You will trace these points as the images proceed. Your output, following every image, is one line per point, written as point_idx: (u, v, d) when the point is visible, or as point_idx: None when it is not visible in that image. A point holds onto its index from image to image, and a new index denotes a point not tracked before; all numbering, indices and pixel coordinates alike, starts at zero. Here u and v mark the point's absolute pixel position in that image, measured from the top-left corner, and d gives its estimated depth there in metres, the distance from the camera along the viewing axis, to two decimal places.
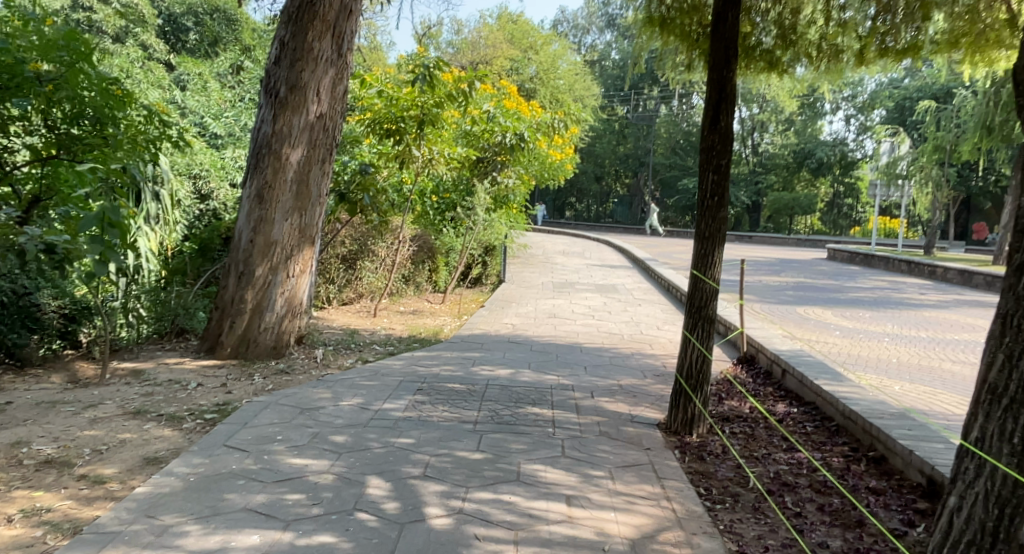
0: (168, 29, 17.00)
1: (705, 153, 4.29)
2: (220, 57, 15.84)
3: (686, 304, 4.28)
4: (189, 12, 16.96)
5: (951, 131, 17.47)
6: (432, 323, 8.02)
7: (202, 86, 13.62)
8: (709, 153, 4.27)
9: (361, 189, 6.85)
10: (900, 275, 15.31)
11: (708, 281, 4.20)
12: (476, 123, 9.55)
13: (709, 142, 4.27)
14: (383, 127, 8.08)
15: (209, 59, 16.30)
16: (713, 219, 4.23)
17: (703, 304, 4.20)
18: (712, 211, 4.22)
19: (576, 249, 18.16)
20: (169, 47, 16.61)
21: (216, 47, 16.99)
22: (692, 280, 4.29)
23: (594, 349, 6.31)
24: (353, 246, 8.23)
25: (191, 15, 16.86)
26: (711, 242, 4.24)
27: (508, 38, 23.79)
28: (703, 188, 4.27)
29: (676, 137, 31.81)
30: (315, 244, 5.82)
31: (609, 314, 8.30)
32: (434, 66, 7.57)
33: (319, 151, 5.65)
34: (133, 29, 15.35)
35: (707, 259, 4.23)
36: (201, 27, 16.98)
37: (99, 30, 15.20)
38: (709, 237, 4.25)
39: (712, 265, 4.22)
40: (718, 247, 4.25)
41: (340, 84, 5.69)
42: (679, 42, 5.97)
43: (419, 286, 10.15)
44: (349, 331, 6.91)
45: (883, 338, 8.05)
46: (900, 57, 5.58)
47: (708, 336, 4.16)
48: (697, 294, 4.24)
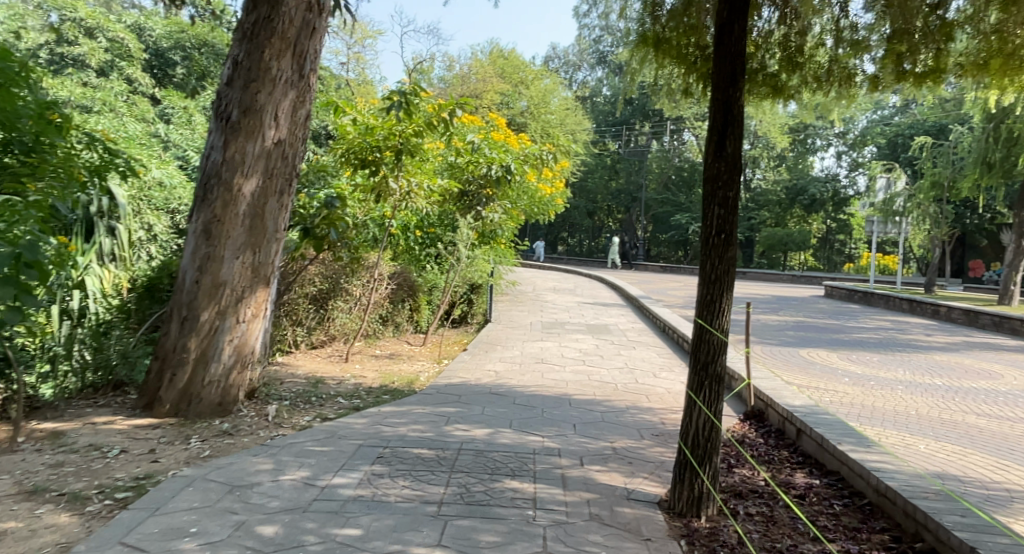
0: (155, 63, 16.24)
1: (707, 182, 3.75)
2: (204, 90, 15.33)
3: (690, 358, 3.70)
4: (177, 46, 16.22)
5: (949, 167, 17.21)
6: (408, 369, 7.33)
7: (182, 120, 13.15)
8: (715, 182, 3.71)
9: (328, 223, 6.14)
10: (903, 315, 14.75)
11: (715, 332, 3.60)
12: (461, 155, 9.06)
13: (714, 170, 3.72)
14: (357, 158, 7.62)
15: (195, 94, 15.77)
16: (720, 259, 3.67)
17: (710, 359, 3.60)
18: (719, 249, 3.66)
19: (567, 286, 17.56)
20: (156, 81, 15.98)
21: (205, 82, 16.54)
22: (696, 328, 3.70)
23: (584, 403, 5.65)
24: (324, 284, 7.58)
25: (179, 49, 16.17)
26: (718, 286, 3.68)
27: (499, 73, 23.45)
28: (707, 224, 3.73)
29: (669, 172, 31.56)
30: (271, 285, 5.20)
31: (601, 359, 7.65)
32: (411, 92, 7.08)
33: (276, 182, 5.09)
34: (118, 63, 14.85)
35: (713, 306, 3.64)
36: (189, 62, 16.30)
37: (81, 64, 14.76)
38: (717, 281, 3.68)
39: (720, 314, 3.63)
40: (727, 291, 3.68)
41: (301, 109, 5.17)
42: (676, 65, 5.49)
43: (399, 327, 9.45)
44: (313, 381, 6.20)
45: (896, 385, 7.46)
46: (921, 82, 5.05)
47: (717, 398, 3.55)
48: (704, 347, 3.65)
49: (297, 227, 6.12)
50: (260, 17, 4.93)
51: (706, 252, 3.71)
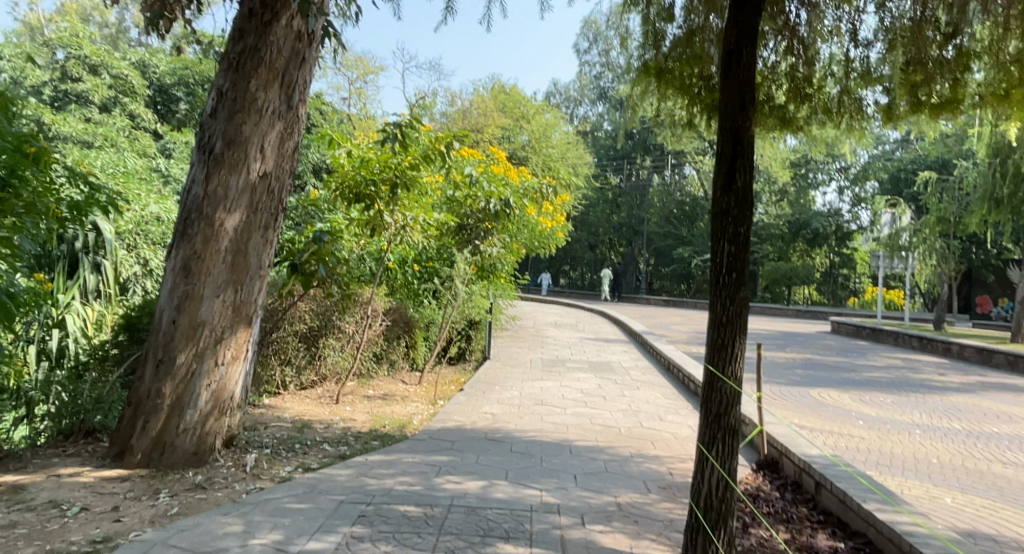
0: (159, 99, 16.53)
1: (716, 217, 3.49)
2: None
3: (701, 408, 3.41)
4: (181, 82, 16.40)
5: (955, 203, 17.06)
6: (402, 412, 6.99)
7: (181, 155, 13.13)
8: (724, 218, 3.45)
9: (317, 259, 5.83)
10: (913, 352, 14.45)
11: (728, 381, 3.31)
12: (459, 189, 8.84)
13: (723, 205, 3.46)
14: (351, 192, 7.42)
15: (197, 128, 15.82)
16: (731, 300, 3.38)
17: (724, 410, 3.32)
18: (731, 289, 3.39)
19: (569, 322, 17.26)
20: (159, 117, 16.10)
21: None
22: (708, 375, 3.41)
23: (587, 450, 5.31)
24: (315, 321, 7.29)
25: (182, 86, 16.36)
26: (730, 329, 3.38)
27: (500, 108, 23.53)
28: (718, 262, 3.46)
29: (670, 207, 31.51)
30: (253, 325, 4.92)
31: (604, 401, 7.31)
32: (407, 123, 6.88)
33: (261, 216, 4.84)
34: (122, 99, 15.10)
35: (725, 351, 3.36)
36: (192, 98, 16.45)
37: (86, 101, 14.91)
38: (729, 324, 3.39)
39: (732, 360, 3.35)
40: (740, 334, 3.39)
41: (288, 141, 4.95)
42: (679, 96, 5.26)
43: (394, 365, 9.12)
44: (299, 426, 5.88)
45: (913, 430, 7.09)
46: (938, 113, 4.82)
47: (730, 454, 3.29)
48: (716, 396, 3.35)
49: (284, 264, 5.83)
50: (247, 46, 4.73)
51: (716, 292, 3.44)
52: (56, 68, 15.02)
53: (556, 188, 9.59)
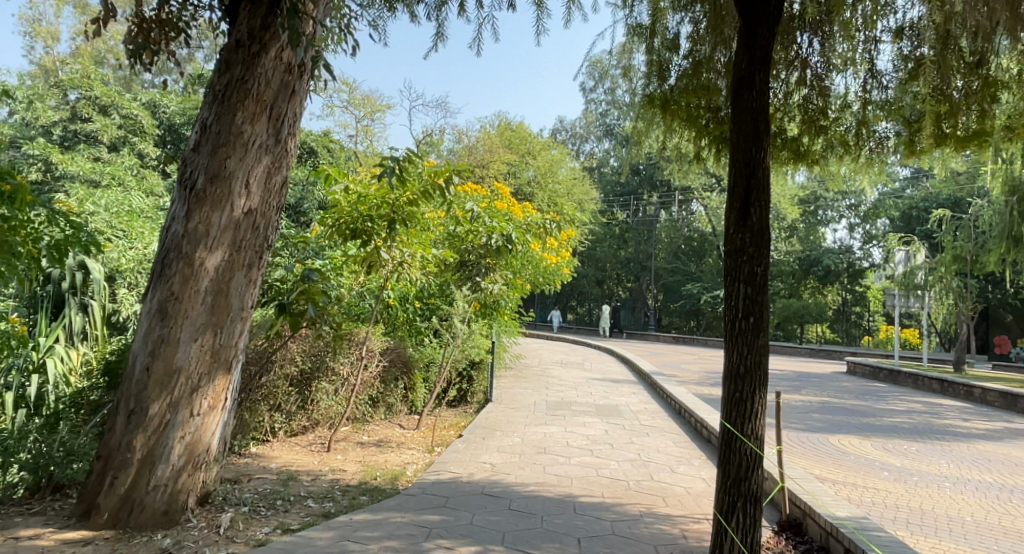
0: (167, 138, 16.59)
1: (728, 256, 3.18)
2: None
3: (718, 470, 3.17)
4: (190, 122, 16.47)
5: (971, 241, 16.75)
6: (396, 461, 6.63)
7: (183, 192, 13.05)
8: (737, 256, 3.15)
9: (307, 299, 5.50)
10: (934, 396, 14.15)
11: (748, 442, 3.04)
12: (461, 224, 8.58)
13: (736, 243, 3.16)
14: (347, 229, 7.19)
15: None
16: (749, 348, 3.08)
17: (744, 475, 3.05)
18: (748, 335, 3.08)
19: (576, 360, 16.89)
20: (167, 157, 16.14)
21: None
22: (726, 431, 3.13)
23: (592, 508, 4.95)
24: (307, 363, 6.97)
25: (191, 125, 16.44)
26: (748, 381, 3.07)
27: (506, 144, 23.49)
28: (734, 305, 3.14)
29: (678, 242, 31.23)
30: (233, 371, 4.59)
31: (612, 449, 6.94)
32: (405, 158, 6.66)
33: (244, 256, 4.53)
34: (131, 138, 15.24)
35: (743, 406, 3.07)
36: None
37: (95, 140, 14.96)
38: (747, 375, 3.08)
39: (751, 417, 3.07)
40: (760, 385, 3.09)
41: (276, 175, 4.65)
42: (686, 128, 4.96)
43: (391, 408, 8.75)
44: (283, 479, 5.54)
45: (942, 483, 7.18)
46: (964, 146, 4.46)
47: (753, 523, 3.06)
48: (735, 458, 3.10)
49: (271, 303, 5.48)
50: (233, 77, 4.44)
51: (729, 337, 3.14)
52: (66, 108, 15.20)
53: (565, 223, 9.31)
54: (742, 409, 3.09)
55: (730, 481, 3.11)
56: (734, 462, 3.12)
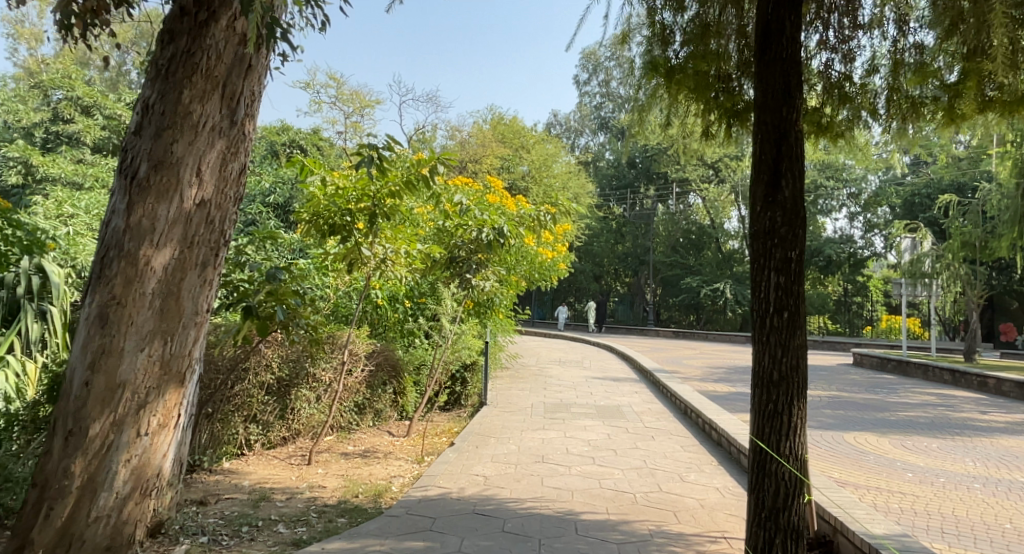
0: None
1: (756, 237, 2.85)
2: None
3: (750, 499, 2.93)
4: None
5: (979, 227, 16.25)
6: (381, 473, 6.12)
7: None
8: (766, 237, 2.82)
9: (275, 301, 4.97)
10: (946, 388, 13.69)
11: (786, 464, 2.81)
12: (448, 219, 8.06)
13: (766, 223, 2.82)
14: (325, 225, 6.67)
15: None
16: (783, 351, 2.79)
17: (783, 504, 2.84)
18: (783, 335, 2.78)
19: (575, 358, 16.41)
20: None
21: None
22: (760, 453, 2.89)
23: (595, 526, 4.44)
24: (284, 370, 6.44)
25: None
26: (784, 391, 2.80)
27: (500, 139, 22.94)
28: (764, 298, 2.83)
29: (676, 236, 30.70)
30: (187, 384, 4.07)
31: (616, 455, 6.44)
32: (384, 147, 6.12)
33: (197, 253, 3.99)
34: (115, 140, 14.74)
35: (778, 420, 2.81)
36: None
37: (76, 142, 14.45)
38: (782, 382, 2.80)
39: (790, 436, 2.81)
40: (797, 397, 2.81)
41: (232, 163, 4.11)
42: (693, 100, 4.45)
43: (380, 414, 8.22)
44: (254, 500, 5.04)
45: (970, 484, 6.70)
46: (1012, 113, 3.89)
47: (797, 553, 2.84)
48: (770, 485, 2.86)
49: (237, 305, 4.88)
50: (178, 51, 3.88)
51: (759, 338, 2.85)
52: (47, 108, 14.74)
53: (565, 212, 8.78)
54: (775, 423, 2.83)
55: (765, 513, 2.88)
56: (769, 490, 2.88)
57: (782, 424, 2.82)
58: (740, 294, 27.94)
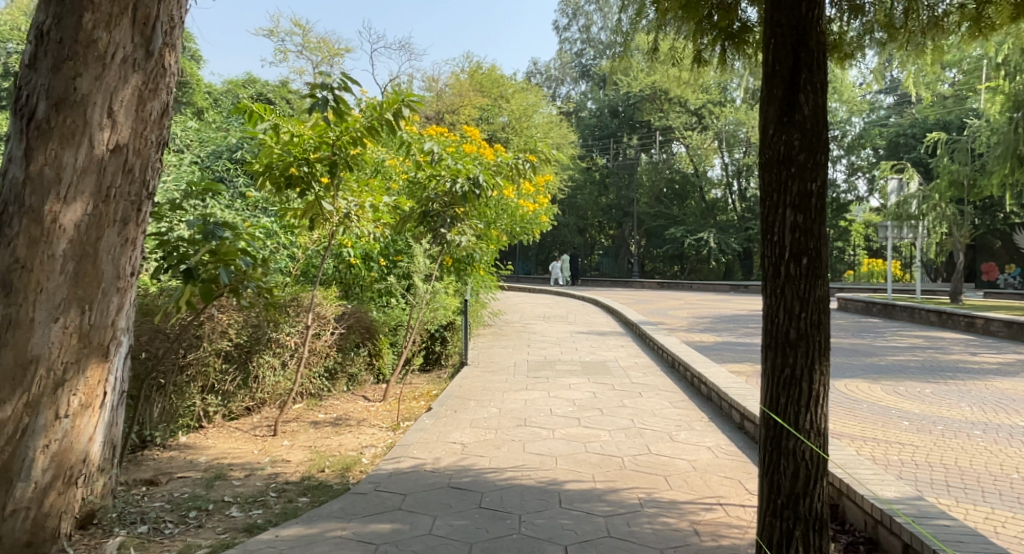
0: None
1: (768, 166, 2.43)
2: None
3: (765, 484, 2.58)
4: None
5: (967, 164, 15.88)
6: (352, 443, 5.71)
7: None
8: (780, 164, 2.40)
9: (219, 262, 4.45)
10: (933, 329, 13.51)
11: (807, 441, 2.45)
12: (420, 170, 7.50)
13: (781, 149, 2.39)
14: (282, 177, 6.09)
15: None
16: (801, 302, 2.38)
17: (806, 487, 2.49)
18: (801, 286, 2.38)
19: (560, 313, 16.10)
20: None
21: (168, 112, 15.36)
22: (776, 427, 2.52)
23: (581, 496, 4.05)
24: (244, 335, 5.95)
25: None
26: (803, 351, 2.40)
27: (478, 88, 22.05)
28: (777, 241, 2.42)
29: (660, 185, 30.21)
30: (112, 358, 3.58)
31: (602, 415, 6.07)
32: (339, 87, 5.52)
33: (115, 208, 3.46)
34: None
35: (795, 387, 2.43)
36: None
37: None
38: (801, 342, 2.40)
39: (810, 408, 2.45)
40: (818, 360, 2.42)
41: (151, 102, 3.54)
42: (685, 19, 3.91)
43: (354, 378, 7.80)
44: (208, 479, 4.61)
45: (971, 431, 6.41)
46: None
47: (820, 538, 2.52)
48: (788, 467, 2.51)
49: (176, 268, 4.37)
50: None
51: (770, 290, 2.45)
52: None
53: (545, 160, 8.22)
54: (791, 391, 2.45)
55: (782, 500, 2.53)
56: (787, 473, 2.53)
57: (800, 393, 2.44)
58: (724, 243, 27.71)
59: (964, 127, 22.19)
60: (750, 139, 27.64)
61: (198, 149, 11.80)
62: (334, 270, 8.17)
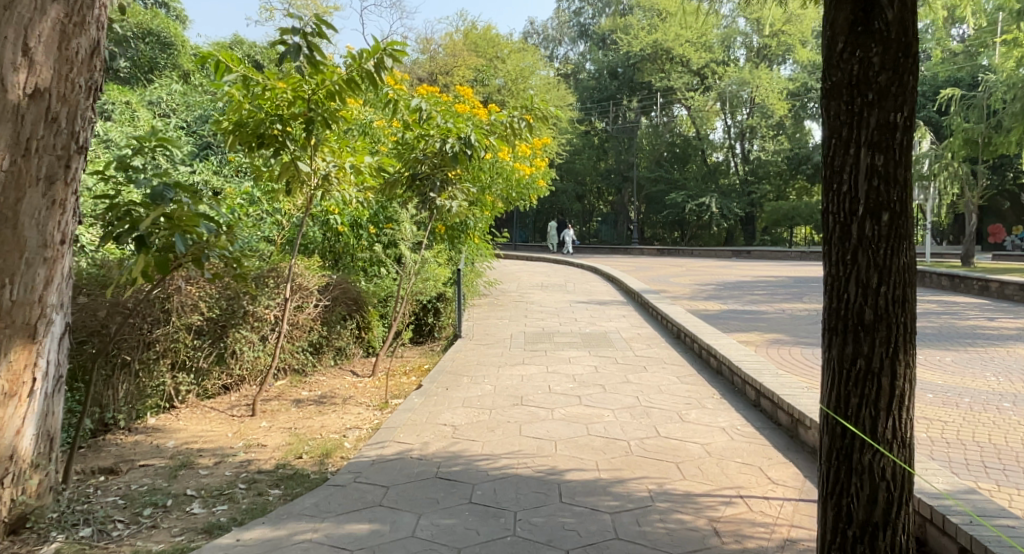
0: None
1: (836, 93, 2.10)
2: (147, 84, 13.54)
3: (833, 509, 2.24)
4: None
5: (983, 122, 15.24)
6: (334, 425, 5.26)
7: (105, 113, 11.29)
8: (851, 90, 2.06)
9: (175, 230, 3.91)
10: (944, 294, 13.07)
11: (888, 456, 2.14)
12: (408, 130, 6.92)
13: (854, 70, 2.05)
14: (248, 137, 5.51)
15: (141, 86, 13.96)
16: (879, 267, 2.05)
17: (886, 511, 2.16)
18: (880, 250, 2.04)
19: (558, 281, 15.67)
20: None
21: (153, 75, 14.69)
22: (846, 436, 2.18)
23: (584, 489, 3.61)
24: (217, 308, 5.49)
25: None
26: (880, 335, 2.07)
27: (473, 48, 21.30)
28: (848, 192, 2.08)
29: (661, 149, 29.58)
30: (42, 339, 3.09)
31: (605, 392, 5.62)
32: (312, 32, 4.93)
33: (36, 163, 2.95)
34: None
35: (871, 381, 2.10)
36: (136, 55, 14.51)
37: None
38: (880, 323, 2.07)
39: (892, 413, 2.12)
40: (900, 349, 2.08)
41: (76, 38, 3.04)
42: None
43: (342, 352, 7.36)
44: (172, 468, 4.16)
45: (999, 404, 5.97)
46: None
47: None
48: (861, 486, 2.18)
49: (126, 236, 3.85)
50: None
51: (838, 255, 2.12)
52: None
53: (544, 121, 7.63)
54: (866, 389, 2.11)
55: (854, 529, 2.19)
56: (861, 495, 2.19)
57: (877, 392, 2.10)
58: (725, 207, 27.21)
59: (976, 84, 21.50)
60: (754, 100, 26.87)
61: (182, 113, 11.23)
62: (322, 238, 7.73)
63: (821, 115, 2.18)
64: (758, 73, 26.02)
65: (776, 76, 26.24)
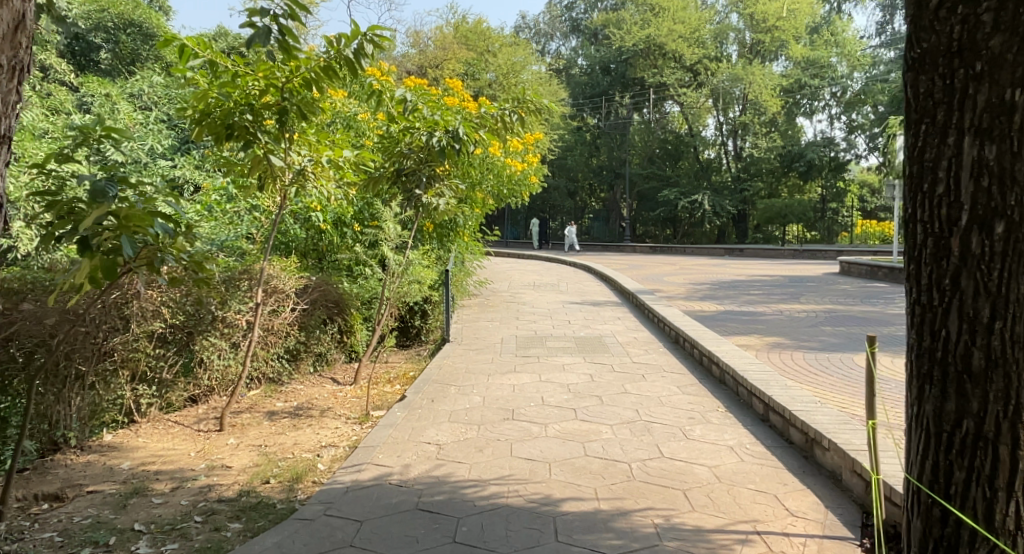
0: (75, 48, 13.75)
1: (930, 63, 1.80)
2: (126, 76, 12.94)
3: None
4: (98, 27, 13.45)
5: None
6: (309, 442, 4.84)
7: (81, 105, 10.81)
8: (951, 59, 1.76)
9: (122, 233, 3.46)
10: None
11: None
12: (392, 122, 6.49)
13: (948, 39, 1.76)
14: (216, 129, 5.05)
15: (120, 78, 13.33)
16: (986, 286, 1.71)
17: None
18: (986, 269, 1.71)
19: (550, 280, 15.27)
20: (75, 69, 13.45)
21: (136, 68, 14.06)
22: (948, 523, 1.85)
23: (582, 524, 3.21)
24: (178, 315, 5.04)
25: (101, 31, 13.49)
26: (987, 389, 1.73)
27: (463, 42, 20.82)
28: (945, 194, 1.78)
29: (653, 145, 29.39)
30: None
31: (602, 405, 5.23)
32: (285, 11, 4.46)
33: None
34: None
35: (978, 455, 1.77)
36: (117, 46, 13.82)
37: None
38: (985, 375, 1.73)
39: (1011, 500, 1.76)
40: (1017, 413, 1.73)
41: None
42: None
43: (322, 358, 6.94)
44: (123, 496, 3.74)
45: None
46: None
47: None
48: None
49: (67, 237, 3.40)
50: None
51: (933, 276, 1.81)
52: None
53: (536, 114, 7.21)
54: (974, 461, 1.78)
55: None
56: None
57: (986, 465, 1.77)
58: (718, 205, 26.90)
59: None
60: (746, 96, 26.50)
61: (162, 106, 10.68)
62: (304, 237, 7.32)
63: (909, 92, 1.89)
64: (751, 69, 25.65)
65: (769, 71, 25.90)
